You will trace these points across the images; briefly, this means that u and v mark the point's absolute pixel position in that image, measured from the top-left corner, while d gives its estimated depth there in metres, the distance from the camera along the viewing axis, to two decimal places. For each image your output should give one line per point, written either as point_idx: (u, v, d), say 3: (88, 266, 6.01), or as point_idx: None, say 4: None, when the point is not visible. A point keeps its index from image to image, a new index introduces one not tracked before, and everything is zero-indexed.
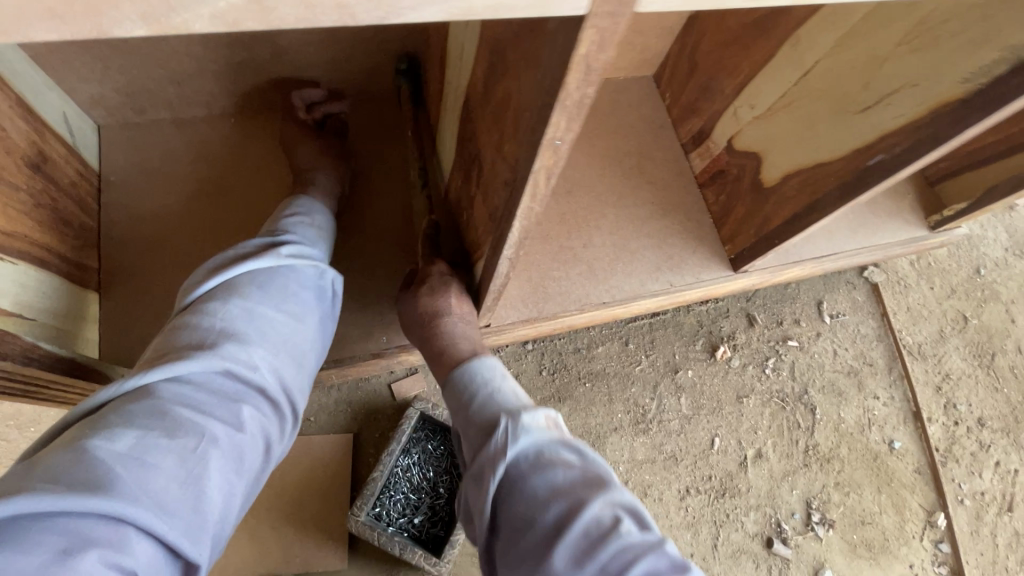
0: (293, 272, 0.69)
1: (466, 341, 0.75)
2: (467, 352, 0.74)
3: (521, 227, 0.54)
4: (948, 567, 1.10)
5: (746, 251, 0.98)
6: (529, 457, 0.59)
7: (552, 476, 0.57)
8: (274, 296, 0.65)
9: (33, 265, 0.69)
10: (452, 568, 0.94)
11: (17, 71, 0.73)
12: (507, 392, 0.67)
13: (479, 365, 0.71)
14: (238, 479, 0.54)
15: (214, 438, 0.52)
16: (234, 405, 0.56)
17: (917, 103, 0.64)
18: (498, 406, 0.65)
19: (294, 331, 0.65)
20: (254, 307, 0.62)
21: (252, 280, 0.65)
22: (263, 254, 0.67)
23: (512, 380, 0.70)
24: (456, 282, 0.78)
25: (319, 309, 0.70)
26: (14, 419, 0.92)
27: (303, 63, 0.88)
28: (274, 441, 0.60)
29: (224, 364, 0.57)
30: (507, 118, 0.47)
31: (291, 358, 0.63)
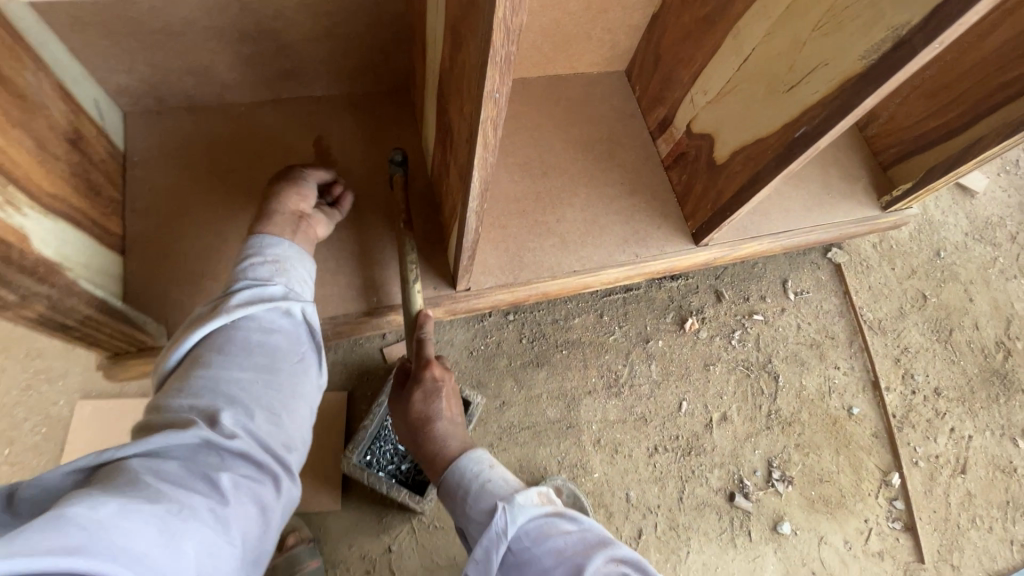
0: (255, 332, 0.75)
1: (454, 442, 0.86)
2: (456, 450, 0.85)
3: (482, 178, 0.65)
4: (903, 523, 1.17)
5: (705, 224, 1.08)
6: (530, 535, 0.70)
7: (553, 545, 0.67)
8: (242, 359, 0.72)
9: (71, 225, 0.80)
10: (436, 511, 1.03)
11: (58, 60, 0.85)
12: (499, 480, 0.78)
13: (468, 462, 0.81)
14: (224, 537, 0.58)
15: (196, 504, 0.57)
16: (214, 473, 0.61)
17: (828, 81, 0.75)
18: (494, 494, 0.76)
19: (262, 386, 0.72)
20: (223, 374, 0.70)
21: (217, 343, 0.73)
22: (218, 315, 0.75)
23: (501, 468, 0.81)
24: (442, 390, 0.88)
25: (286, 357, 0.77)
26: (43, 373, 1.02)
27: (306, 56, 1.00)
28: (259, 497, 0.64)
29: (202, 433, 0.62)
30: (464, 84, 0.58)
31: (266, 416, 0.70)
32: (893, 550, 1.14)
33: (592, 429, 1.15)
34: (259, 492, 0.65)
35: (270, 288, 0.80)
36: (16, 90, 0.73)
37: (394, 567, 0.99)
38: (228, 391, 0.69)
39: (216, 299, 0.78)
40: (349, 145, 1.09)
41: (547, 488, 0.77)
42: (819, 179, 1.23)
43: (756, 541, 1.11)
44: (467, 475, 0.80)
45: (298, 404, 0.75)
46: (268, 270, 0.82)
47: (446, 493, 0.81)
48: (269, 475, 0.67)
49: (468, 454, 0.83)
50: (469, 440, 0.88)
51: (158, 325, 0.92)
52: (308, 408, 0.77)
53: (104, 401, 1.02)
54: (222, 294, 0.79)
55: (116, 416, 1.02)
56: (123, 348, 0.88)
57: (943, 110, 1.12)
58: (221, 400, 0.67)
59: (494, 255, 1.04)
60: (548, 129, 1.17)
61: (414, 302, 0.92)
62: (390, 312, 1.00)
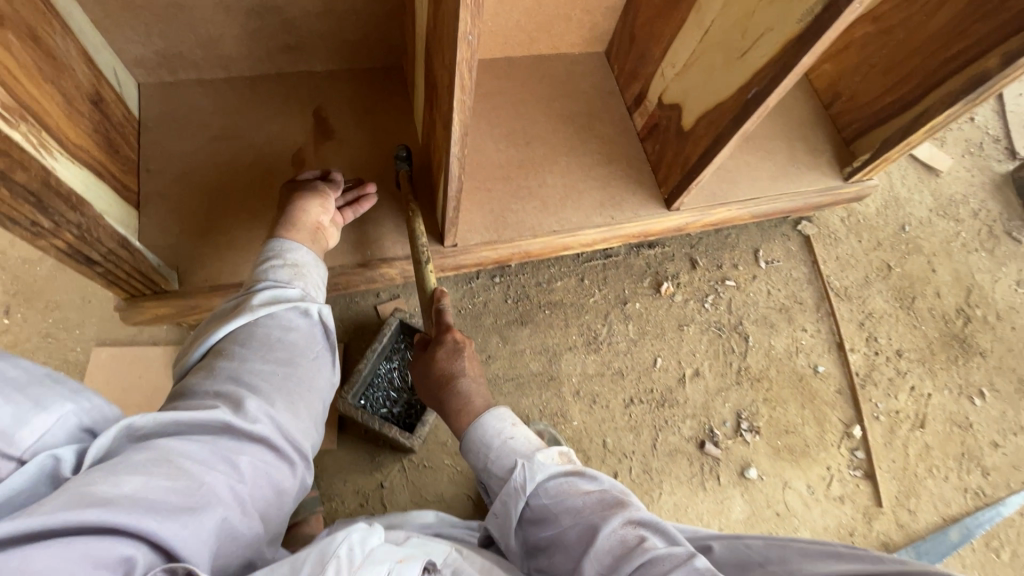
0: (274, 326, 0.81)
1: (477, 397, 0.91)
2: (480, 407, 0.89)
3: (461, 123, 0.73)
4: (863, 471, 1.25)
5: (675, 189, 1.16)
6: (548, 491, 0.74)
7: (570, 502, 0.71)
8: (260, 352, 0.77)
9: (94, 175, 0.89)
10: (425, 452, 1.11)
11: (81, 30, 0.94)
12: (521, 439, 0.83)
13: (491, 420, 0.86)
14: (239, 507, 0.61)
15: (217, 475, 0.60)
16: (235, 452, 0.64)
17: (773, 44, 0.84)
18: (516, 453, 0.81)
19: (279, 379, 0.75)
20: (242, 368, 0.74)
21: (241, 338, 0.78)
22: (240, 314, 0.80)
23: (523, 428, 0.86)
24: (467, 350, 0.92)
25: (305, 354, 0.81)
26: (63, 322, 1.11)
27: (307, 31, 1.09)
28: (275, 477, 0.67)
29: (224, 416, 0.66)
30: (444, 35, 0.67)
31: (284, 406, 0.73)
32: (853, 495, 1.23)
33: (572, 381, 1.24)
34: (276, 476, 0.68)
35: (289, 290, 0.86)
36: (47, 50, 0.82)
37: (385, 501, 1.07)
38: (248, 382, 0.73)
39: (238, 298, 0.85)
40: (344, 113, 1.17)
41: (568, 449, 0.81)
42: (785, 152, 1.32)
43: (724, 484, 1.19)
44: (491, 434, 0.85)
45: (313, 398, 0.79)
46: (287, 274, 0.89)
47: (470, 453, 0.86)
48: (287, 460, 0.70)
49: (491, 411, 0.88)
50: (491, 398, 0.92)
51: (170, 271, 1.00)
52: (321, 402, 0.80)
53: (119, 348, 1.11)
54: (244, 294, 0.86)
55: (129, 362, 1.10)
56: (140, 291, 0.96)
57: (897, 85, 1.21)
58: (242, 389, 0.71)
59: (479, 216, 1.13)
60: (531, 103, 1.26)
61: (429, 281, 0.98)
62: (382, 266, 1.08)
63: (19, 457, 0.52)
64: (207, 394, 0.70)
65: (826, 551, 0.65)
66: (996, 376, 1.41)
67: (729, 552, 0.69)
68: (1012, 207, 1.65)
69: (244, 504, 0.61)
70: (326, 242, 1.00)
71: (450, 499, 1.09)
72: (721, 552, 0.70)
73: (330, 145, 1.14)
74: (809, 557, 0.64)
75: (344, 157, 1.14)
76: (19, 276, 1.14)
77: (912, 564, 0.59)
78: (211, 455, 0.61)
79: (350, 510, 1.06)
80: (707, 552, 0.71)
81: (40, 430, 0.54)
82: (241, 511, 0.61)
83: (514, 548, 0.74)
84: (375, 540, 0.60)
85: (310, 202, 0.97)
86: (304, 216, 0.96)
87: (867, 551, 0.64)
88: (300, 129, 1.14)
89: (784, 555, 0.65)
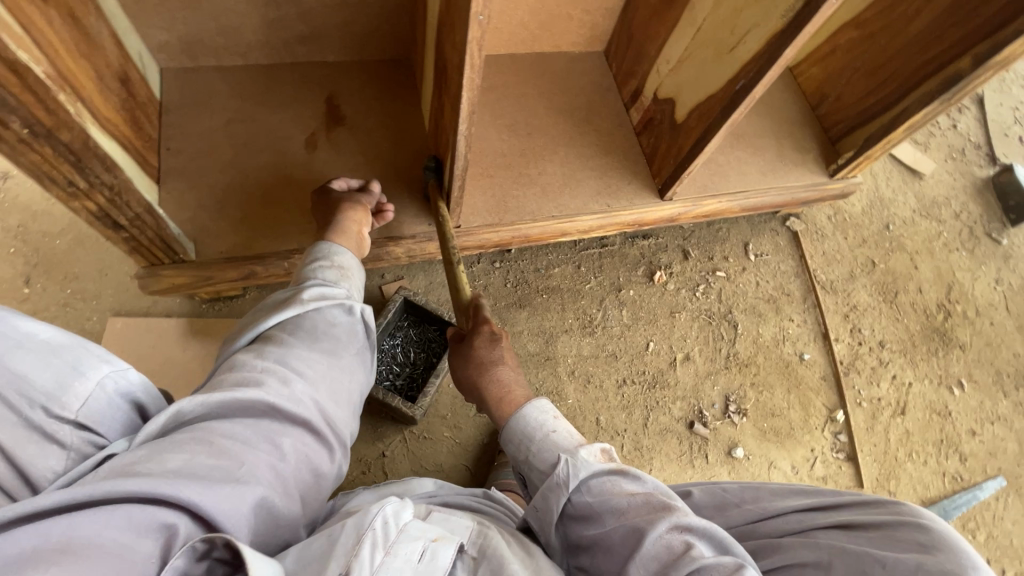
0: (323, 315, 0.81)
1: (518, 389, 0.90)
2: (523, 397, 0.89)
3: (469, 100, 0.79)
4: (845, 453, 1.31)
5: (669, 178, 1.22)
6: (592, 489, 0.70)
7: (615, 503, 0.68)
8: (306, 340, 0.76)
9: (121, 147, 0.94)
10: (425, 424, 1.16)
11: (112, 14, 0.99)
12: (563, 433, 0.81)
13: (531, 411, 0.84)
14: (280, 487, 0.60)
15: (259, 455, 0.60)
16: (279, 435, 0.64)
17: (759, 39, 0.91)
18: (559, 448, 0.78)
19: (324, 366, 0.75)
20: (288, 352, 0.73)
21: (287, 327, 0.78)
22: (291, 304, 0.81)
23: (563, 423, 0.83)
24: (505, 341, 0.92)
25: (346, 346, 0.80)
26: (81, 293, 1.16)
27: (323, 22, 1.15)
28: (315, 461, 0.67)
29: (270, 396, 0.65)
30: (456, 18, 0.73)
31: (326, 394, 0.73)
32: (836, 476, 1.28)
33: (567, 362, 1.29)
34: (316, 460, 0.67)
35: (332, 288, 0.87)
36: (83, 29, 0.88)
37: (387, 469, 1.11)
38: (294, 366, 0.72)
39: (286, 292, 0.85)
40: (355, 100, 1.22)
41: (608, 446, 0.77)
42: (774, 149, 1.38)
43: (712, 462, 1.24)
44: (531, 427, 0.83)
45: (352, 388, 0.78)
46: (334, 274, 0.90)
47: (508, 445, 0.84)
48: (326, 443, 0.69)
49: (532, 403, 0.86)
50: (532, 392, 0.91)
51: (187, 242, 1.05)
52: (357, 392, 0.80)
53: (134, 318, 1.15)
54: (290, 287, 0.87)
55: (144, 332, 1.15)
56: (160, 259, 1.02)
57: (880, 87, 1.28)
58: (289, 371, 0.70)
59: (482, 200, 1.19)
60: (533, 97, 1.32)
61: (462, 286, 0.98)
62: (389, 244, 1.13)
63: (74, 418, 0.55)
64: (253, 368, 0.69)
65: (793, 488, 0.70)
66: (975, 367, 1.47)
67: (708, 496, 0.72)
68: (992, 209, 1.73)
69: (284, 484, 0.61)
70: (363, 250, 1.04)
71: (449, 469, 1.14)
72: (700, 497, 0.73)
73: (341, 129, 1.19)
74: (779, 494, 0.69)
75: (354, 141, 1.19)
76: (40, 249, 1.19)
77: (866, 496, 0.65)
78: (252, 433, 0.61)
79: (353, 477, 1.10)
80: (686, 496, 0.74)
81: (86, 395, 0.56)
82: (281, 490, 0.60)
83: (554, 544, 0.71)
84: (410, 513, 0.60)
85: (352, 210, 1.02)
86: (352, 223, 1.00)
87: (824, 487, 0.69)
88: (314, 115, 1.20)
89: (757, 494, 0.70)
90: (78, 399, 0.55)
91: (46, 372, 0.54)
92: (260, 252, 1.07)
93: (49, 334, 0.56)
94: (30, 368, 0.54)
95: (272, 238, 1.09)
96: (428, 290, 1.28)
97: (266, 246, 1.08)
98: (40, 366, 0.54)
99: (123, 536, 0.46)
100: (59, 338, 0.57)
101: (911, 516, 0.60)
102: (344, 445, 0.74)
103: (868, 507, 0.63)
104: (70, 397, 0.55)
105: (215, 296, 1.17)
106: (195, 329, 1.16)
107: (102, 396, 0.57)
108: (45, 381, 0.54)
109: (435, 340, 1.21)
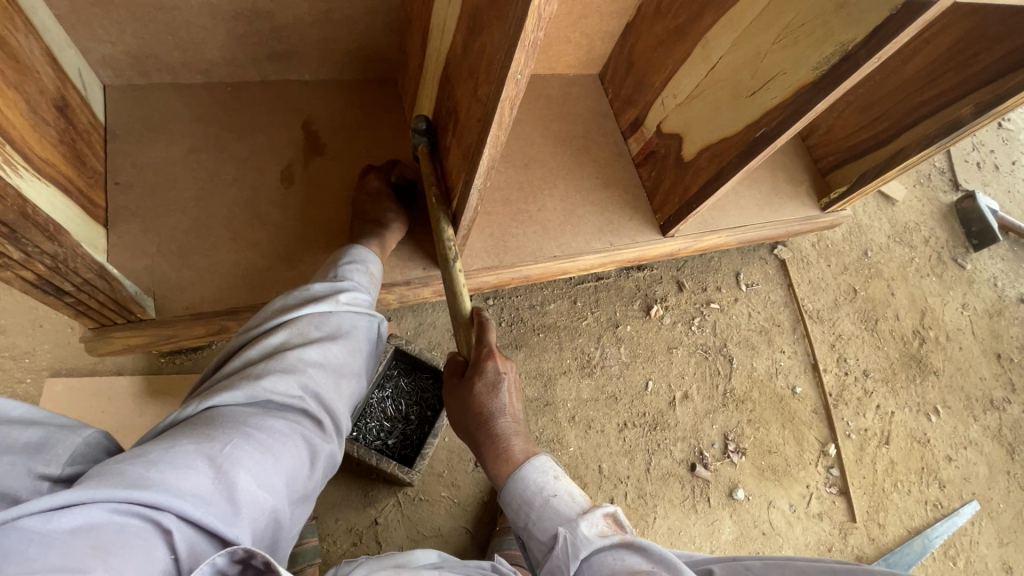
0: (345, 318, 0.79)
1: (519, 439, 0.81)
2: (520, 454, 0.80)
3: (489, 158, 0.70)
4: (838, 488, 1.34)
5: (673, 216, 1.18)
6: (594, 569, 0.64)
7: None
8: (324, 341, 0.75)
9: (60, 191, 0.79)
10: (421, 485, 1.08)
11: (44, 26, 0.82)
12: (565, 496, 0.74)
13: (529, 472, 0.77)
14: (280, 493, 0.60)
15: (264, 463, 0.59)
16: (284, 441, 0.63)
17: (785, 87, 0.87)
18: (559, 516, 0.72)
19: (332, 372, 0.73)
20: (303, 353, 0.72)
21: (310, 322, 0.76)
22: (323, 300, 0.78)
23: (563, 481, 0.76)
24: (507, 382, 0.80)
25: (360, 350, 0.79)
26: (28, 355, 1.03)
27: (300, 40, 1.00)
28: (313, 467, 0.66)
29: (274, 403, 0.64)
30: (481, 68, 0.65)
31: (330, 401, 0.72)
32: (830, 511, 1.31)
33: (567, 407, 1.26)
34: (314, 463, 0.66)
35: (364, 294, 0.85)
36: (11, 51, 0.72)
37: (380, 538, 1.03)
38: (306, 369, 0.70)
39: (319, 284, 0.82)
40: (334, 125, 1.09)
41: (615, 508, 0.72)
42: (769, 182, 1.36)
43: (714, 506, 1.25)
44: (531, 489, 0.76)
45: (355, 393, 0.77)
46: (363, 277, 0.87)
47: (507, 507, 0.78)
48: (326, 442, 0.69)
49: (532, 460, 0.79)
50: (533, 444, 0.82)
51: (146, 297, 0.91)
52: (360, 395, 0.79)
53: (77, 380, 1.03)
54: (324, 282, 0.82)
55: (93, 394, 1.02)
56: (111, 320, 0.89)
57: (873, 122, 1.28)
58: (299, 376, 0.69)
59: (480, 241, 1.11)
60: (528, 124, 1.24)
61: (462, 300, 0.83)
62: (381, 292, 1.02)
63: (62, 472, 0.53)
64: (265, 373, 0.67)
65: (822, 568, 0.68)
66: (948, 394, 1.50)
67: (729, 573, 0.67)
68: (956, 235, 1.71)
69: (284, 490, 0.60)
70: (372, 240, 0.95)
71: (447, 533, 1.06)
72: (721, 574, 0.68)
73: (321, 162, 1.06)
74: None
75: (334, 174, 1.07)
76: None
77: None
78: (256, 433, 0.61)
79: (343, 550, 1.02)
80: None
81: (73, 449, 0.55)
82: (283, 495, 0.60)
83: None
84: None
85: (394, 221, 0.99)
86: (389, 224, 0.97)
87: (857, 566, 0.67)
88: (289, 143, 1.06)
89: None
90: (64, 454, 0.54)
91: (28, 432, 0.53)
92: (234, 305, 0.95)
93: (21, 408, 0.55)
94: (8, 432, 0.52)
95: (247, 288, 0.96)
96: (418, 332, 1.19)
97: (241, 299, 0.96)
98: (18, 427, 0.53)
99: (140, 537, 0.46)
100: (29, 412, 0.56)
101: None
102: (343, 442, 0.74)
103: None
104: (54, 454, 0.53)
105: (174, 351, 1.04)
106: (154, 389, 1.04)
107: (86, 450, 0.56)
108: (27, 438, 0.52)
109: (428, 391, 1.12)
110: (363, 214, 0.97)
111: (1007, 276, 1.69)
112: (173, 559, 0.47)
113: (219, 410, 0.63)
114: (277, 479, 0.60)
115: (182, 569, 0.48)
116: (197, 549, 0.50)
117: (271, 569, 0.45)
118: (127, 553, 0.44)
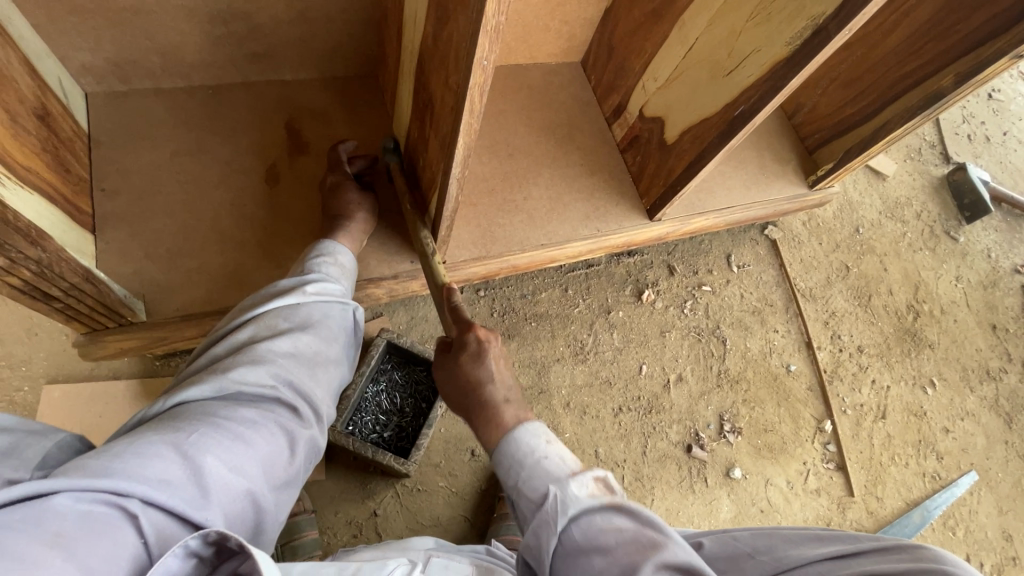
0: (313, 308, 0.80)
1: (509, 405, 0.81)
2: (512, 419, 0.79)
3: (464, 145, 0.71)
4: (835, 463, 1.35)
5: (658, 201, 1.18)
6: (581, 528, 0.63)
7: (605, 543, 0.61)
8: (293, 333, 0.75)
9: (44, 199, 0.80)
10: (417, 475, 1.09)
11: (22, 36, 0.82)
12: (556, 457, 0.72)
13: (523, 434, 0.76)
14: (256, 477, 0.61)
15: (234, 450, 0.60)
16: (255, 429, 0.64)
17: (759, 65, 0.87)
18: (549, 475, 0.70)
19: (304, 362, 0.74)
20: (271, 346, 0.72)
21: (278, 314, 0.77)
22: (290, 293, 0.79)
23: (555, 445, 0.75)
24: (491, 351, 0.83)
25: (333, 338, 0.80)
26: (25, 364, 1.05)
27: (277, 39, 1.00)
28: (291, 453, 0.67)
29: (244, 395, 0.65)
30: (450, 56, 0.65)
31: (304, 389, 0.72)
32: (828, 486, 1.32)
33: (562, 393, 1.27)
34: (292, 450, 0.67)
35: (334, 284, 0.85)
36: None
37: (380, 529, 1.05)
38: (274, 359, 0.71)
39: (287, 279, 0.83)
40: (316, 122, 1.10)
41: (604, 470, 0.70)
42: (755, 161, 1.36)
43: (711, 486, 1.26)
44: (523, 450, 0.75)
45: (333, 380, 0.78)
46: (334, 269, 0.88)
47: (497, 465, 0.76)
48: (304, 427, 0.70)
49: (525, 425, 0.78)
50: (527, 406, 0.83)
51: (136, 300, 0.92)
52: (338, 381, 0.80)
53: (74, 386, 1.04)
54: (293, 276, 0.83)
55: (90, 399, 1.04)
56: (102, 325, 0.90)
57: (856, 99, 1.27)
58: (267, 366, 0.70)
59: (467, 233, 1.12)
60: (511, 115, 1.24)
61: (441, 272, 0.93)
62: (369, 286, 1.03)
63: (33, 475, 0.53)
64: (233, 367, 0.68)
65: (807, 534, 0.66)
66: (944, 366, 1.50)
67: (719, 547, 0.68)
68: (948, 208, 1.70)
69: (260, 475, 0.61)
70: (349, 235, 0.96)
71: (446, 522, 1.08)
72: (711, 547, 0.68)
73: (306, 160, 1.07)
74: (794, 542, 0.65)
75: (319, 171, 1.07)
76: None
77: (889, 540, 0.61)
78: (225, 422, 0.62)
79: (343, 542, 1.03)
80: (698, 548, 0.70)
81: (44, 454, 0.56)
82: (260, 480, 0.61)
83: None
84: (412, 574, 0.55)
85: (364, 213, 0.99)
86: (358, 217, 0.98)
87: (846, 533, 0.65)
88: (273, 143, 1.06)
89: (771, 544, 0.66)
90: (34, 458, 0.55)
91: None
92: (224, 304, 0.96)
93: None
94: None
95: (235, 288, 0.97)
96: (410, 326, 1.20)
97: (231, 299, 0.97)
98: None
99: (108, 522, 0.47)
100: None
101: (935, 562, 0.55)
102: (324, 428, 0.75)
103: (889, 553, 0.58)
104: (25, 458, 0.54)
105: (169, 354, 1.06)
106: (151, 392, 1.06)
107: (56, 453, 0.58)
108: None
109: (422, 383, 1.13)
110: (334, 207, 0.98)
111: (1000, 247, 1.68)
112: (144, 544, 0.49)
113: (188, 404, 0.64)
114: (251, 464, 0.61)
115: (152, 554, 0.49)
116: (168, 533, 0.51)
117: (245, 549, 0.46)
118: (91, 538, 0.45)
